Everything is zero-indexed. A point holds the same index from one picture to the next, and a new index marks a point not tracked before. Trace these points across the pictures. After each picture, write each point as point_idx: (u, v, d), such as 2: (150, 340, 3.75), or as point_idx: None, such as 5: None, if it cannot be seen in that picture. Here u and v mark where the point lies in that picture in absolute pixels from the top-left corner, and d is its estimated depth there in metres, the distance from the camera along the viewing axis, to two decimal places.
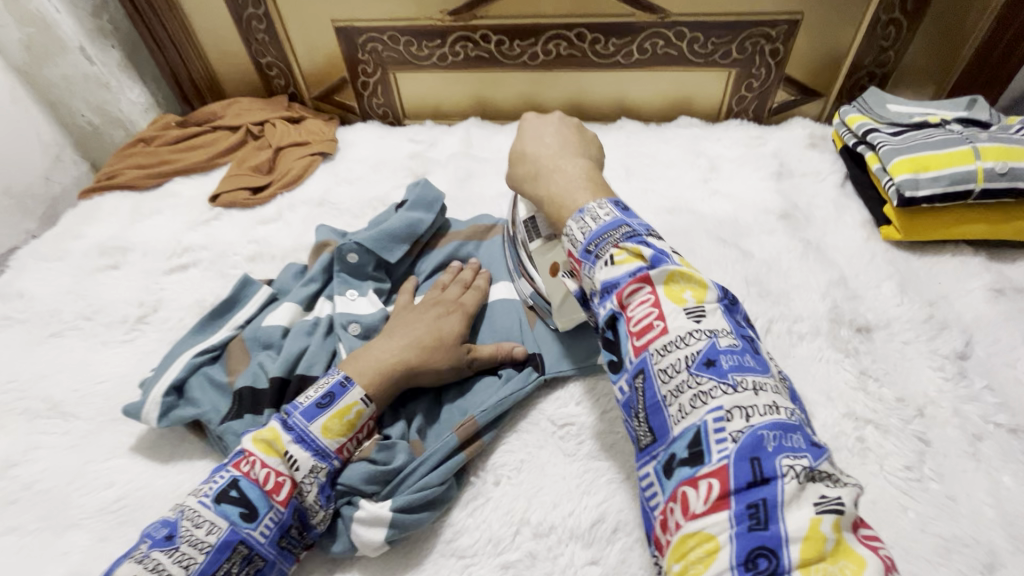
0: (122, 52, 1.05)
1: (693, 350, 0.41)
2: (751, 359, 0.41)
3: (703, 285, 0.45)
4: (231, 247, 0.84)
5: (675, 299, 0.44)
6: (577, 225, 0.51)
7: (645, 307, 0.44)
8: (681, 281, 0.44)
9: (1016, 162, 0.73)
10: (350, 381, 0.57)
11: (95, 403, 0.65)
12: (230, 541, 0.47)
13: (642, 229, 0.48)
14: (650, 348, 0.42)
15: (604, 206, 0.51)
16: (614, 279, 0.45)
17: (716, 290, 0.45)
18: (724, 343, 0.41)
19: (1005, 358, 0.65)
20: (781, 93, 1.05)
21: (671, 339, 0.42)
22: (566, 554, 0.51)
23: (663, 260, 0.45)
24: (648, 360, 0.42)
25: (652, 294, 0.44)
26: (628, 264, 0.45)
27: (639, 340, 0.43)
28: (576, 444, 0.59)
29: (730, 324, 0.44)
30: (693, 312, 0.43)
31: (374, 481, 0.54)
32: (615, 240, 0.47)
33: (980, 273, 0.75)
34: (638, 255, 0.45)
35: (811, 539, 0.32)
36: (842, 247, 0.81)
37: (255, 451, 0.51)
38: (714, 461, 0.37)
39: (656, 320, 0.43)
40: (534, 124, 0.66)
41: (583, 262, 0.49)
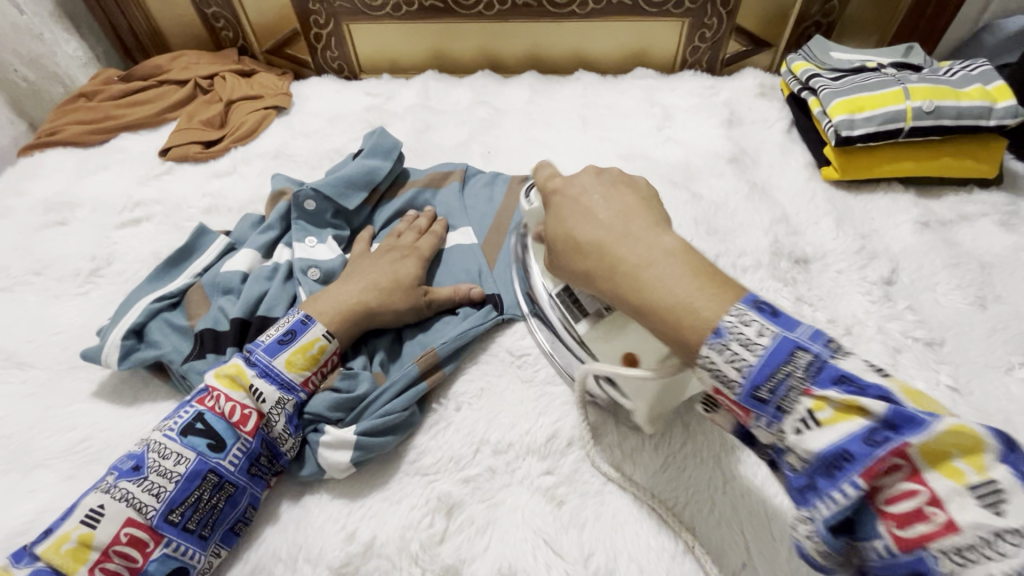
0: (54, 1, 1.00)
1: (1011, 563, 0.28)
2: (928, 413, 0.31)
3: (980, 445, 0.30)
4: (186, 201, 0.83)
5: (954, 476, 0.30)
6: (720, 354, 0.36)
7: (900, 484, 0.31)
8: (947, 447, 0.31)
9: (942, 101, 0.77)
10: (311, 319, 0.58)
11: (52, 353, 0.64)
12: (199, 470, 0.48)
13: (827, 352, 0.35)
14: (929, 547, 0.30)
15: (749, 319, 0.36)
16: (842, 447, 0.32)
17: (994, 445, 0.30)
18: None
19: (926, 282, 0.71)
20: (732, 43, 1.07)
21: (968, 542, 0.29)
22: (523, 467, 0.55)
23: (916, 422, 0.31)
24: (930, 564, 0.30)
25: (906, 461, 0.31)
26: (844, 425, 0.33)
27: (901, 530, 0.31)
28: (533, 371, 0.62)
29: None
30: (988, 498, 0.29)
31: (338, 408, 0.55)
32: (803, 381, 0.35)
33: (908, 207, 0.80)
34: (853, 408, 0.33)
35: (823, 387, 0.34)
36: (785, 188, 0.85)
37: (219, 386, 0.53)
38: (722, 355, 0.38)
39: (929, 506, 0.30)
40: (584, 188, 0.51)
41: (757, 413, 0.36)
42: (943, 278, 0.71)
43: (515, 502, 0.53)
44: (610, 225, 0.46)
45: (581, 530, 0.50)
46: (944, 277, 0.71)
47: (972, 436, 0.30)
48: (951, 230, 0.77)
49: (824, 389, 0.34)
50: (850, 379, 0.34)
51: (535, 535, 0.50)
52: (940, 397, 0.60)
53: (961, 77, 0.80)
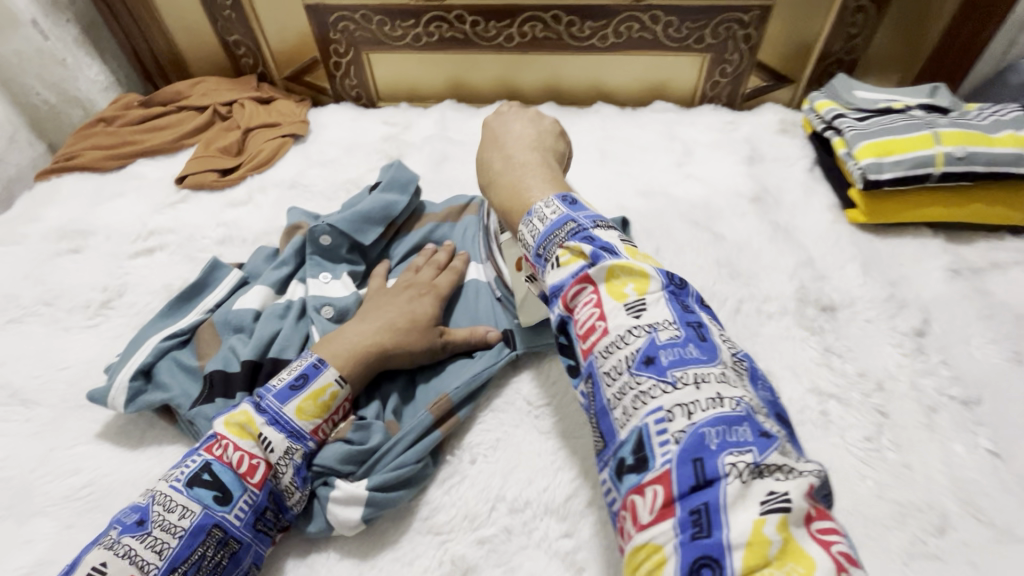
0: (78, 27, 1.01)
1: (633, 348, 0.39)
2: (693, 349, 0.38)
3: (645, 276, 0.42)
4: (200, 231, 0.82)
5: (614, 296, 0.41)
6: (527, 228, 0.49)
7: (587, 309, 0.42)
8: (621, 275, 0.42)
9: (974, 146, 0.75)
10: (324, 363, 0.56)
11: (58, 390, 0.63)
12: (204, 525, 0.46)
13: (588, 223, 0.47)
14: (595, 350, 0.40)
15: (550, 204, 0.50)
16: (560, 280, 0.44)
17: (659, 279, 0.42)
18: (663, 336, 0.39)
19: (960, 334, 0.68)
20: (754, 78, 1.06)
21: (612, 339, 0.40)
22: (541, 528, 0.52)
23: (603, 258, 0.43)
24: (593, 363, 0.40)
25: (595, 293, 0.42)
26: (570, 265, 0.44)
27: (585, 342, 0.42)
28: (551, 422, 0.60)
29: (673, 310, 0.41)
30: (634, 308, 0.41)
31: (350, 461, 0.53)
32: (563, 240, 0.46)
33: (939, 254, 0.77)
34: (579, 253, 0.44)
35: (707, 454, 0.33)
36: (809, 229, 0.83)
37: (228, 435, 0.50)
38: (613, 395, 0.38)
39: (597, 321, 0.41)
40: (504, 119, 0.65)
41: (537, 267, 0.48)
42: (977, 330, 0.69)
43: (532, 567, 0.50)
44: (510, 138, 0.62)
45: None
46: (978, 329, 0.69)
47: (638, 272, 0.42)
48: (984, 279, 0.75)
49: (606, 324, 0.41)
50: (607, 284, 0.42)
51: None
52: (980, 461, 0.57)
53: (992, 122, 0.78)
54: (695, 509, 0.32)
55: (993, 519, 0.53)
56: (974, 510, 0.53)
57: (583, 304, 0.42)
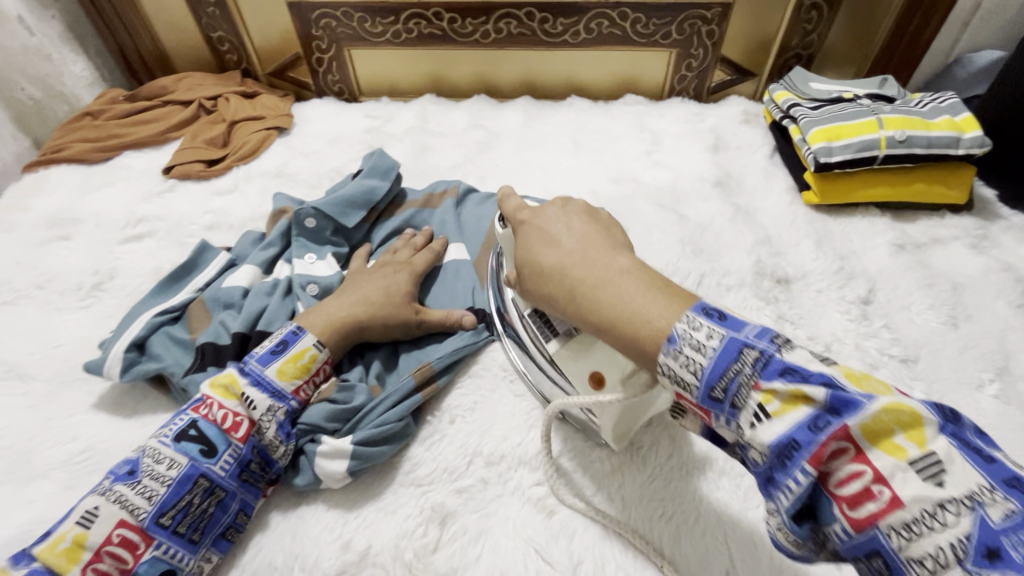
0: (63, 24, 1.03)
1: (959, 531, 0.29)
2: (850, 391, 0.33)
3: (918, 421, 0.32)
4: (188, 218, 0.85)
5: (893, 452, 0.32)
6: (674, 362, 0.39)
7: (846, 466, 0.33)
8: (886, 423, 0.32)
9: (913, 130, 0.82)
10: (303, 330, 0.60)
11: (53, 365, 0.65)
12: (190, 475, 0.50)
13: (770, 347, 0.37)
14: (879, 523, 0.31)
15: (697, 323, 0.39)
16: (789, 436, 0.34)
17: (934, 420, 0.32)
18: (850, 415, 0.33)
19: (902, 302, 0.74)
20: (718, 72, 1.12)
21: (909, 517, 0.30)
22: (515, 478, 0.56)
23: (848, 399, 0.33)
24: (881, 540, 0.31)
25: (852, 443, 0.33)
26: (791, 414, 0.34)
27: (852, 509, 0.32)
28: (525, 386, 0.64)
29: (979, 468, 0.31)
30: (927, 470, 0.31)
31: (334, 419, 0.57)
32: (751, 375, 0.36)
33: (885, 230, 0.84)
34: (799, 397, 0.34)
35: (1005, 551, 0.28)
36: (768, 210, 0.88)
37: (214, 395, 0.54)
38: (913, 556, 0.30)
39: (873, 484, 0.32)
40: (547, 219, 0.55)
41: (713, 411, 0.38)
42: (918, 298, 0.74)
43: (507, 513, 0.54)
44: (568, 243, 0.51)
45: (571, 540, 0.52)
46: (918, 297, 0.74)
47: (908, 413, 0.32)
48: (925, 253, 0.81)
49: (895, 491, 0.31)
50: (877, 444, 0.32)
51: (526, 545, 0.52)
52: None
53: (931, 108, 0.85)
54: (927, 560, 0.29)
55: None
56: None
57: (845, 474, 0.33)
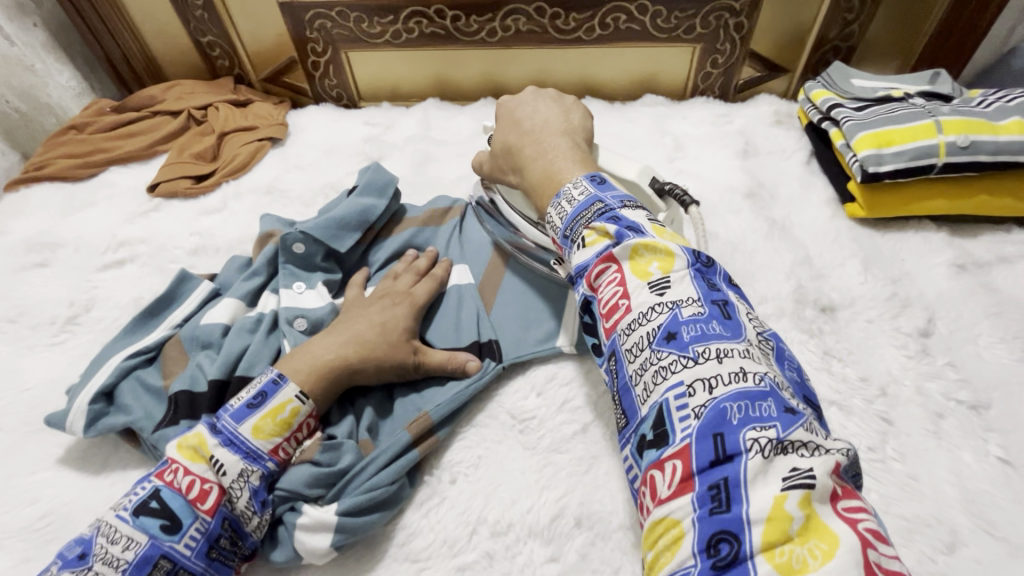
0: (46, 31, 0.98)
1: (654, 324, 0.40)
2: (768, 406, 0.35)
3: (668, 255, 0.43)
4: (172, 240, 0.79)
5: (639, 275, 0.43)
6: (554, 210, 0.51)
7: (610, 288, 0.44)
8: (646, 255, 0.43)
9: (978, 135, 0.72)
10: (284, 378, 0.53)
11: (19, 413, 0.60)
12: (149, 556, 0.43)
13: (615, 203, 0.48)
14: (616, 328, 0.43)
15: (579, 184, 0.50)
16: (585, 261, 0.45)
17: (682, 256, 0.44)
18: (685, 312, 0.40)
19: (967, 334, 0.65)
20: (746, 69, 1.03)
21: (632, 317, 0.42)
22: (524, 552, 0.49)
23: (627, 237, 0.44)
24: (615, 341, 0.43)
25: (614, 262, 0.44)
26: (595, 245, 0.45)
27: (608, 321, 0.44)
28: (535, 437, 0.57)
29: (698, 289, 0.42)
30: (658, 286, 0.42)
31: (318, 484, 0.50)
32: (588, 220, 0.47)
33: (943, 248, 0.74)
34: (605, 233, 0.45)
35: (728, 429, 0.34)
36: (806, 225, 0.79)
37: (179, 459, 0.47)
38: (636, 369, 0.40)
39: (620, 300, 0.43)
40: (524, 100, 0.64)
41: (563, 248, 0.49)
42: (986, 329, 0.65)
43: None
44: (533, 129, 0.60)
45: None
46: (986, 328, 0.65)
47: (664, 249, 0.44)
48: (990, 275, 0.71)
49: (630, 302, 0.42)
50: (630, 261, 0.44)
51: None
52: (990, 471, 0.54)
53: (997, 108, 0.74)
54: (715, 483, 0.33)
55: (1006, 533, 0.50)
56: (986, 524, 0.50)
57: (608, 280, 0.44)
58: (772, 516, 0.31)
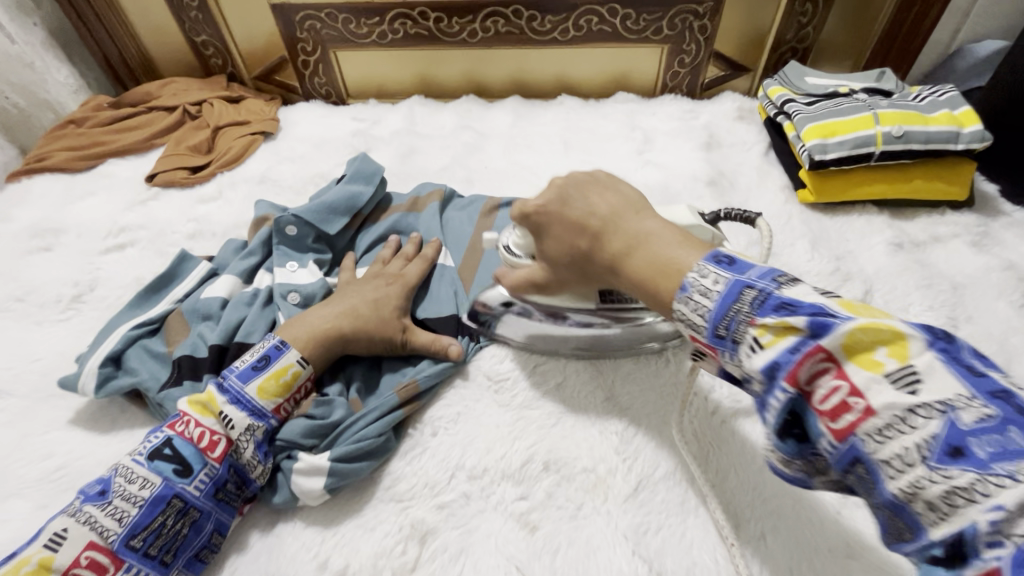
0: (46, 30, 1.02)
1: (922, 432, 0.30)
2: (1019, 434, 0.28)
3: (900, 336, 0.33)
4: (171, 226, 0.84)
5: (869, 367, 0.32)
6: (688, 307, 0.42)
7: (827, 381, 0.34)
8: (865, 340, 0.33)
9: (910, 125, 0.79)
10: (286, 345, 0.58)
11: (30, 380, 0.64)
12: (163, 495, 0.48)
13: (771, 283, 0.38)
14: (856, 432, 0.32)
15: (706, 272, 0.41)
16: (774, 360, 0.35)
17: (921, 336, 0.32)
18: (966, 417, 0.29)
19: (900, 303, 0.72)
20: (711, 68, 1.10)
21: (882, 422, 0.31)
22: (498, 493, 0.55)
23: (833, 323, 0.34)
24: (859, 448, 0.32)
25: (831, 361, 0.34)
26: (781, 343, 0.35)
27: (834, 422, 0.33)
28: (510, 395, 0.63)
29: (961, 377, 0.30)
30: (901, 379, 0.31)
31: (312, 435, 0.55)
32: (748, 314, 0.38)
33: (882, 229, 0.81)
34: (788, 327, 0.35)
35: None
36: (762, 210, 0.86)
37: (190, 412, 0.53)
38: (904, 487, 0.30)
39: (850, 398, 0.33)
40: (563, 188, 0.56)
41: (719, 349, 0.40)
42: (916, 299, 0.72)
43: (489, 528, 0.53)
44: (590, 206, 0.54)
45: (554, 556, 0.50)
46: (917, 298, 0.72)
47: (891, 330, 0.33)
48: (923, 251, 0.79)
49: (867, 402, 0.32)
50: (851, 357, 0.33)
51: (508, 562, 0.50)
52: None
53: (929, 102, 0.82)
54: None
55: None
56: None
57: (815, 378, 0.34)
58: None
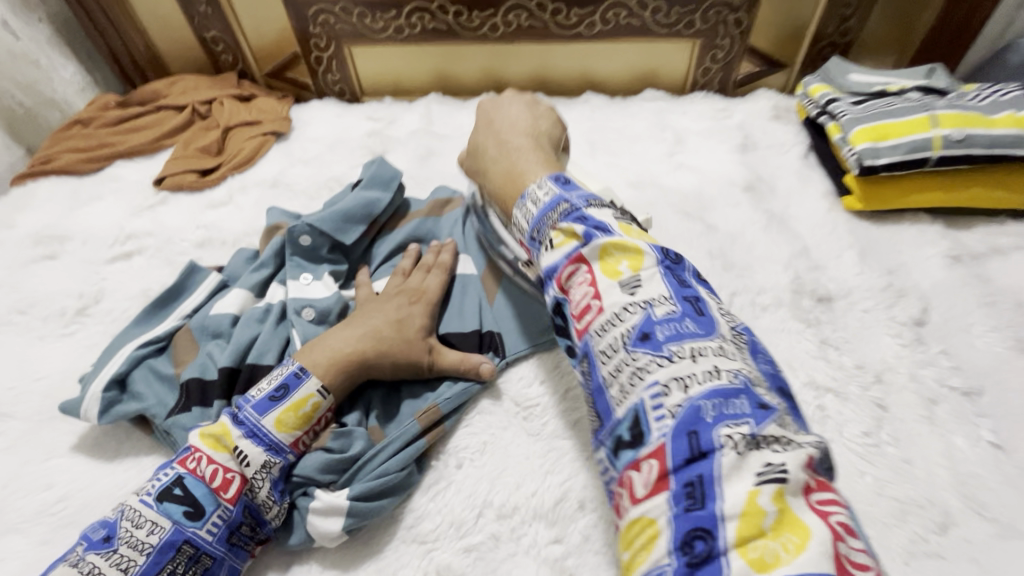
0: (51, 26, 0.98)
1: (782, 460, 0.33)
2: (742, 401, 0.35)
3: (639, 253, 0.43)
4: (179, 233, 0.80)
5: (609, 274, 0.42)
6: (521, 211, 0.49)
7: (655, 380, 0.37)
8: (615, 252, 0.43)
9: (971, 128, 0.73)
10: (306, 372, 0.53)
11: (32, 401, 0.61)
12: (173, 541, 0.44)
13: (582, 202, 0.46)
14: (589, 329, 0.41)
15: (545, 185, 0.49)
16: (554, 262, 0.44)
17: (652, 254, 0.43)
18: (659, 312, 0.40)
19: (961, 323, 0.66)
20: (745, 64, 1.04)
21: (607, 318, 0.40)
22: (530, 534, 0.51)
23: (596, 237, 0.43)
24: (589, 343, 0.41)
25: (583, 261, 0.43)
26: (564, 246, 0.44)
27: (579, 322, 0.42)
28: (540, 424, 0.58)
29: (669, 287, 0.41)
30: (629, 285, 0.41)
31: (329, 470, 0.51)
32: (555, 220, 0.46)
33: (937, 240, 0.75)
34: (573, 232, 0.44)
35: (704, 426, 0.34)
36: (804, 218, 0.81)
37: (201, 447, 0.49)
38: (609, 372, 0.39)
39: (592, 300, 0.42)
40: (499, 102, 0.63)
41: (530, 249, 0.48)
42: (979, 319, 0.67)
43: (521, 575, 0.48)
44: (503, 141, 0.58)
45: None
46: (979, 318, 0.67)
47: (633, 247, 0.43)
48: (984, 265, 0.72)
49: (602, 303, 0.41)
50: (600, 260, 0.43)
51: None
52: (982, 454, 0.55)
53: (991, 102, 0.76)
54: (692, 481, 0.33)
55: (994, 513, 0.51)
56: (976, 505, 0.52)
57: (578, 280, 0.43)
58: (746, 511, 0.31)
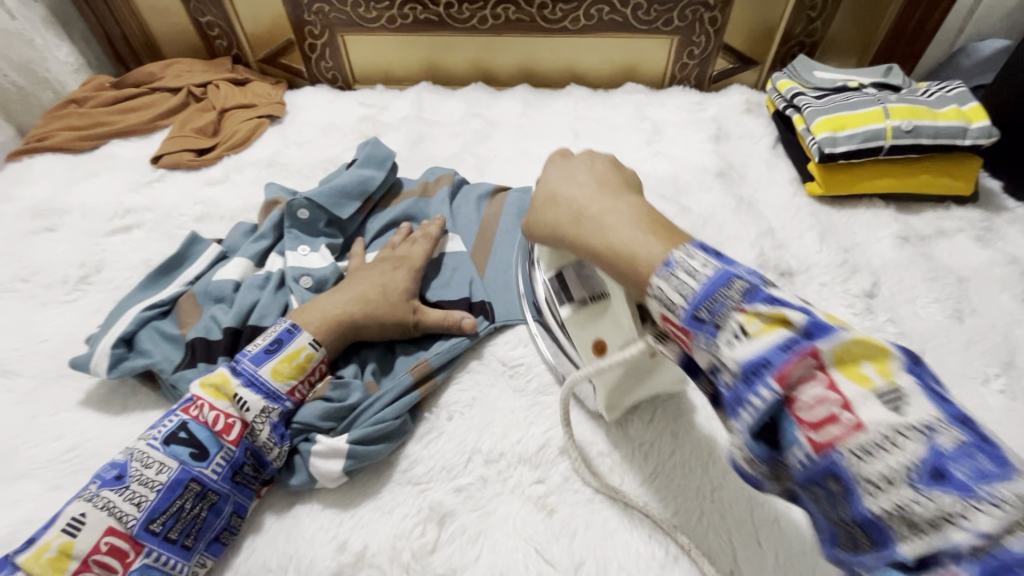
0: (46, 7, 1.00)
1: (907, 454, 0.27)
2: (985, 456, 0.26)
3: (883, 353, 0.30)
4: (177, 209, 0.83)
5: (856, 380, 0.29)
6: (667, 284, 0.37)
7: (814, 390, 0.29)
8: (854, 351, 0.30)
9: (920, 121, 0.80)
10: (298, 328, 0.58)
11: (38, 361, 0.64)
12: (180, 479, 0.48)
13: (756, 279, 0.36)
14: (837, 445, 0.28)
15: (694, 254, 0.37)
16: (760, 354, 0.31)
17: (897, 355, 0.30)
18: (943, 439, 0.27)
19: (907, 295, 0.73)
20: (720, 60, 1.10)
21: (867, 437, 0.28)
22: (515, 476, 0.55)
23: (824, 327, 0.31)
24: (836, 460, 0.28)
25: (820, 366, 0.30)
26: (769, 334, 0.31)
27: (813, 431, 0.29)
28: (524, 381, 0.63)
29: (938, 402, 0.28)
30: (889, 398, 0.28)
31: (329, 417, 0.55)
32: (737, 301, 0.34)
33: (889, 223, 0.82)
34: (781, 318, 0.32)
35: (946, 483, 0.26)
36: (771, 202, 0.87)
37: (203, 395, 0.52)
38: (885, 507, 0.27)
39: (838, 409, 0.29)
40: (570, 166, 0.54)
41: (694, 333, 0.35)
42: (922, 291, 0.73)
43: (506, 511, 0.53)
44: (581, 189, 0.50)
45: (572, 539, 0.51)
46: (923, 291, 0.73)
47: (876, 345, 0.30)
48: (929, 245, 0.79)
49: (856, 415, 0.28)
50: (839, 366, 0.30)
51: (526, 544, 0.50)
52: None
53: (937, 98, 0.83)
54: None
55: None
56: None
57: (801, 385, 0.30)
58: None
